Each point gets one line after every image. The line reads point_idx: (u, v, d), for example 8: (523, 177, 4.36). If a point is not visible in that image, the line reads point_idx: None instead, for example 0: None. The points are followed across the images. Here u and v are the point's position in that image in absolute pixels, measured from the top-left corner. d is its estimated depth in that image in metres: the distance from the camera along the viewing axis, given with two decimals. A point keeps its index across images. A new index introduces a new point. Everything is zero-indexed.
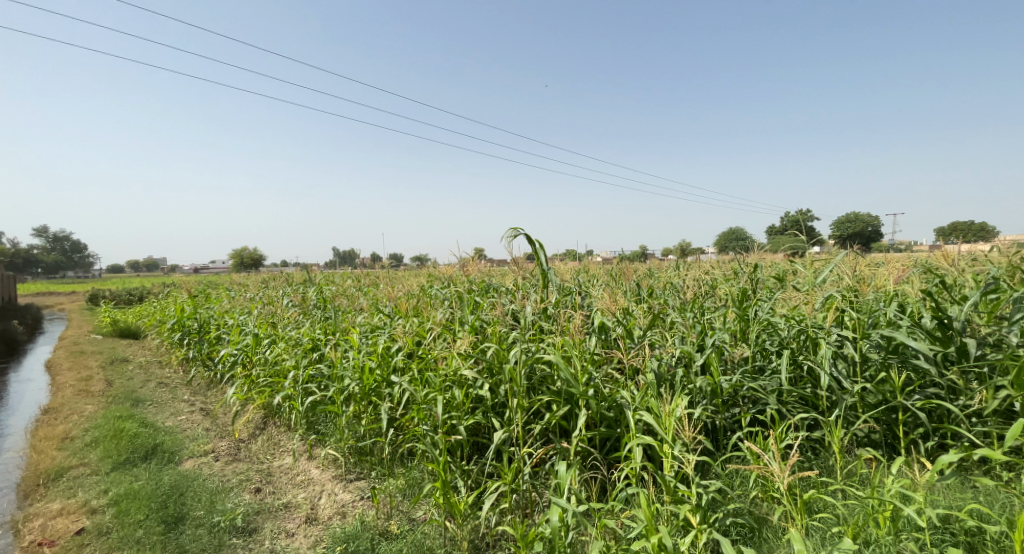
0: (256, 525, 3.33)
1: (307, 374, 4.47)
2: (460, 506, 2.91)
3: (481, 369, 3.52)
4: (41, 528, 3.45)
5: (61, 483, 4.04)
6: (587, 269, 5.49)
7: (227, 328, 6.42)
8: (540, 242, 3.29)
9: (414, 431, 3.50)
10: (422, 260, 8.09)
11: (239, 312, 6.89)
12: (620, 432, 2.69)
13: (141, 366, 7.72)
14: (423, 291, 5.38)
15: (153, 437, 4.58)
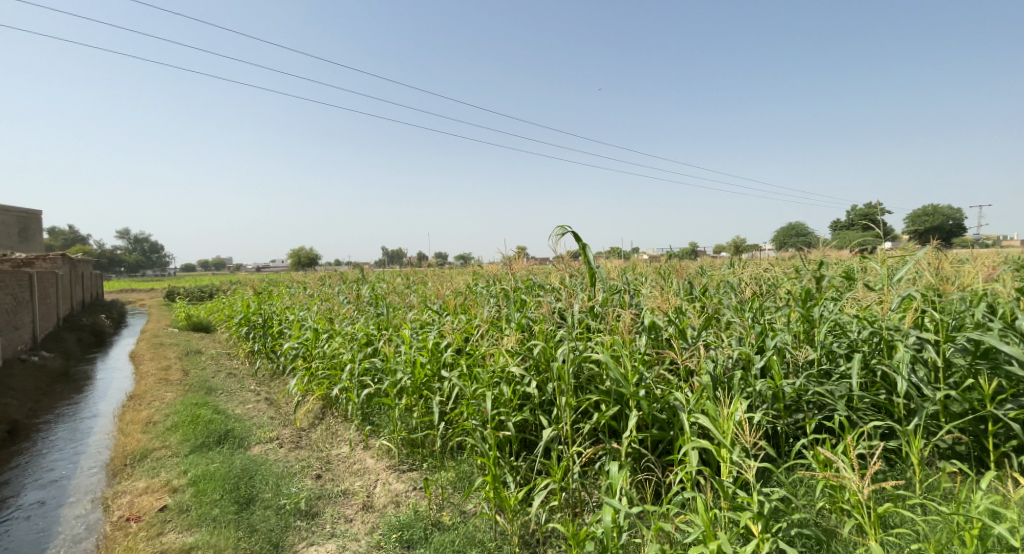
0: (318, 510, 3.48)
1: (362, 368, 4.63)
2: (510, 502, 2.93)
3: (528, 367, 3.51)
4: (129, 504, 3.75)
5: (145, 463, 4.37)
6: (635, 266, 5.38)
7: (288, 323, 6.75)
8: (587, 239, 3.24)
9: (464, 426, 3.55)
10: (467, 259, 8.18)
11: (298, 308, 7.23)
12: (673, 435, 2.63)
13: (212, 357, 8.24)
14: (469, 289, 5.44)
15: (224, 423, 4.88)
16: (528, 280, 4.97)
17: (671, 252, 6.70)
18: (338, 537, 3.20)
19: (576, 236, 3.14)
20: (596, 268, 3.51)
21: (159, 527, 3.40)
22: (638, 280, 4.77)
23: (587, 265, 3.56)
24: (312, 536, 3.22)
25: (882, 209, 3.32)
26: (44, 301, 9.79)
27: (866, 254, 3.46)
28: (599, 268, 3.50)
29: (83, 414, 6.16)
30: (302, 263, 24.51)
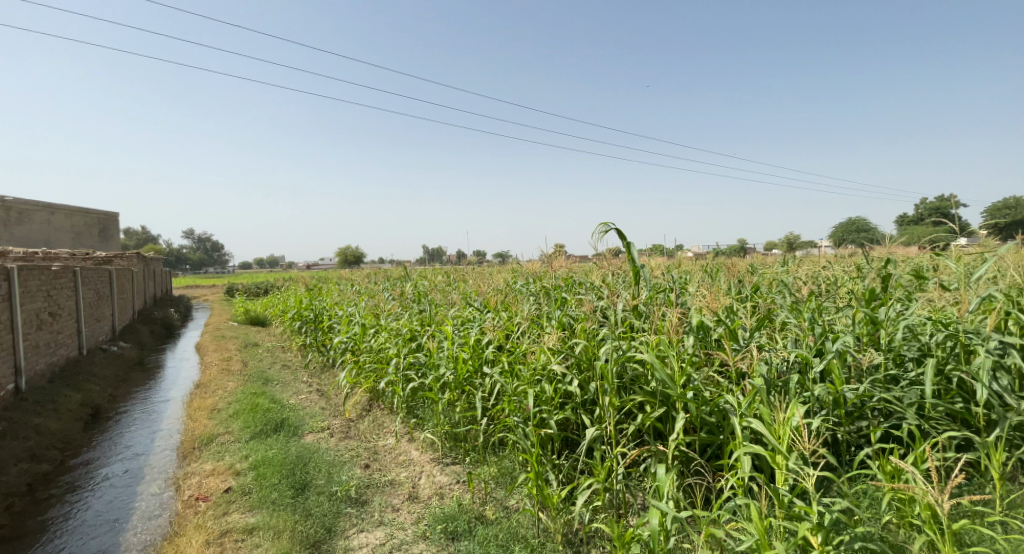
0: (367, 498, 3.57)
1: (407, 362, 4.72)
2: (553, 500, 2.91)
3: (570, 365, 3.47)
4: (197, 484, 3.97)
5: (210, 447, 4.61)
6: (681, 263, 5.24)
7: (337, 318, 6.97)
8: (631, 236, 3.17)
9: (505, 422, 3.56)
10: (506, 257, 8.18)
11: (347, 304, 7.44)
12: (723, 439, 2.53)
13: (268, 350, 8.62)
14: (509, 286, 5.44)
15: (281, 412, 5.08)
16: (570, 277, 4.92)
17: (719, 249, 6.49)
18: (386, 525, 3.27)
19: (620, 233, 3.07)
20: (641, 267, 3.43)
21: (224, 508, 3.58)
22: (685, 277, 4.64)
23: (631, 263, 3.49)
24: (361, 523, 3.31)
25: (955, 203, 3.08)
26: (122, 295, 10.53)
27: (937, 251, 3.22)
28: (644, 266, 3.42)
29: (154, 399, 6.57)
30: (349, 261, 25.27)
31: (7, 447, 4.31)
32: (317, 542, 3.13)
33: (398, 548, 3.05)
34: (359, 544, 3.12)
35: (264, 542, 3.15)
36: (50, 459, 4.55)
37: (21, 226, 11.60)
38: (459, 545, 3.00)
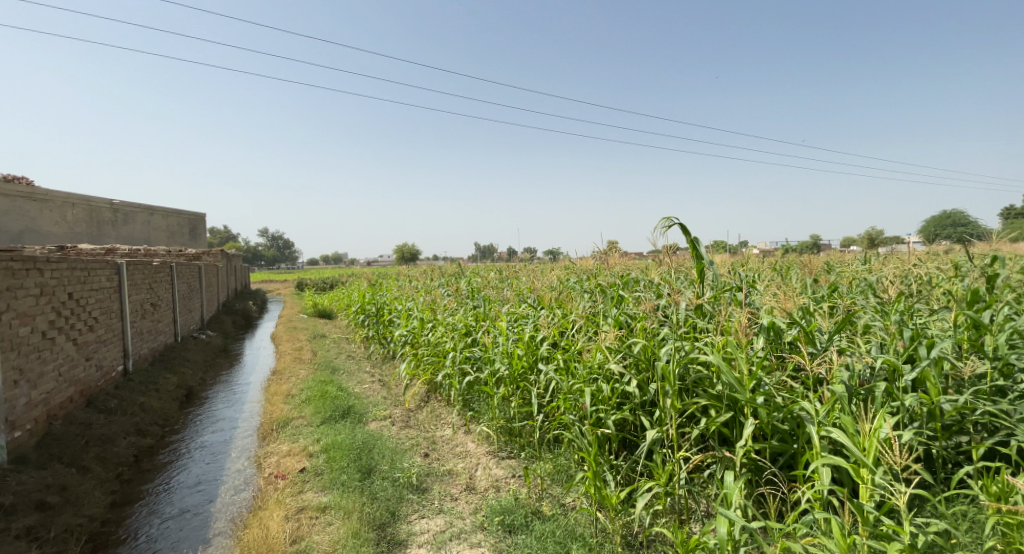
0: (427, 485, 3.65)
1: (463, 356, 4.79)
2: (612, 501, 2.85)
3: (628, 365, 3.38)
4: (276, 463, 4.21)
5: (286, 429, 4.88)
6: (747, 259, 4.99)
7: (396, 313, 7.18)
8: (695, 231, 3.03)
9: (561, 420, 3.53)
10: (558, 254, 8.10)
11: (406, 299, 7.65)
12: (796, 449, 2.39)
13: (335, 341, 9.02)
14: (564, 282, 5.38)
15: (347, 400, 5.30)
16: (627, 274, 4.80)
17: (788, 245, 6.14)
18: (446, 513, 3.33)
19: (683, 228, 2.95)
20: (707, 264, 3.28)
21: (299, 486, 3.78)
22: (751, 274, 4.42)
23: (695, 260, 3.35)
24: (422, 509, 3.39)
25: None
26: (208, 288, 11.34)
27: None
28: (711, 263, 3.27)
29: (235, 384, 7.01)
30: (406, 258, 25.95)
31: (117, 421, 4.73)
32: (382, 524, 3.23)
33: (457, 537, 3.10)
34: (421, 529, 3.19)
35: (335, 520, 3.29)
36: (153, 433, 4.95)
37: (125, 225, 12.69)
38: (517, 538, 3.00)
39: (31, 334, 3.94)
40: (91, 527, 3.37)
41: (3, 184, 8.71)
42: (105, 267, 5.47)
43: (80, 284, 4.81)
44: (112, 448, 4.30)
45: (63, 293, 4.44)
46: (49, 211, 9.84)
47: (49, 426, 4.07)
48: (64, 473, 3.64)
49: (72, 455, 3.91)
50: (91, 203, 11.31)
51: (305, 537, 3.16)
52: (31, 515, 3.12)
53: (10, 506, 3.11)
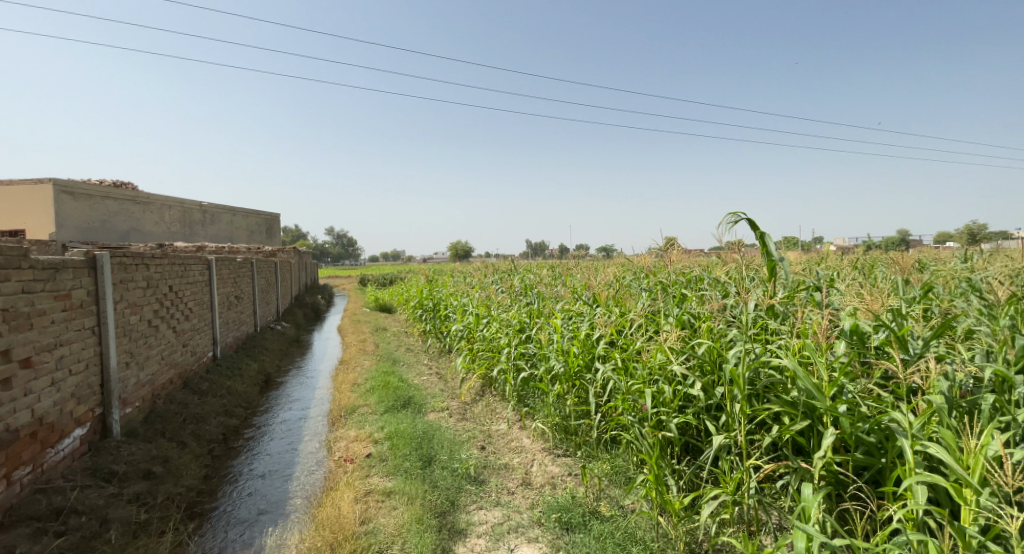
0: (484, 478, 3.69)
1: (518, 352, 4.80)
2: (674, 507, 2.76)
3: (692, 366, 3.25)
4: (345, 448, 4.40)
5: (352, 417, 5.08)
6: (819, 256, 4.68)
7: (452, 308, 7.30)
8: (764, 227, 2.85)
9: (618, 421, 3.46)
10: (611, 252, 7.92)
11: (461, 295, 7.77)
12: (885, 464, 2.21)
13: (394, 334, 9.31)
14: (620, 279, 5.26)
15: (407, 391, 5.45)
16: (687, 271, 4.62)
17: (865, 242, 5.70)
18: (503, 506, 3.35)
19: (751, 224, 2.78)
20: (778, 262, 3.08)
21: (366, 470, 3.92)
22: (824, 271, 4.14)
23: (766, 257, 3.15)
24: (480, 500, 3.43)
25: None
26: (282, 282, 12.03)
27: None
28: (782, 260, 3.06)
29: (305, 372, 7.39)
30: (460, 255, 26.31)
31: (207, 402, 5.09)
32: (442, 512, 3.30)
33: (515, 531, 3.11)
34: (480, 520, 3.23)
35: (399, 505, 3.39)
36: (238, 414, 5.29)
37: (212, 225, 13.68)
38: (575, 537, 2.97)
39: (140, 322, 4.32)
40: (189, 496, 3.61)
41: (114, 190, 9.66)
42: (198, 262, 5.91)
43: (177, 277, 5.22)
44: (204, 425, 4.63)
45: (164, 285, 4.84)
46: (150, 213, 10.79)
47: (153, 404, 4.45)
48: (165, 446, 3.96)
49: (171, 430, 4.24)
50: (185, 204, 12.29)
51: (372, 519, 3.28)
52: (139, 483, 3.39)
53: (122, 474, 3.40)
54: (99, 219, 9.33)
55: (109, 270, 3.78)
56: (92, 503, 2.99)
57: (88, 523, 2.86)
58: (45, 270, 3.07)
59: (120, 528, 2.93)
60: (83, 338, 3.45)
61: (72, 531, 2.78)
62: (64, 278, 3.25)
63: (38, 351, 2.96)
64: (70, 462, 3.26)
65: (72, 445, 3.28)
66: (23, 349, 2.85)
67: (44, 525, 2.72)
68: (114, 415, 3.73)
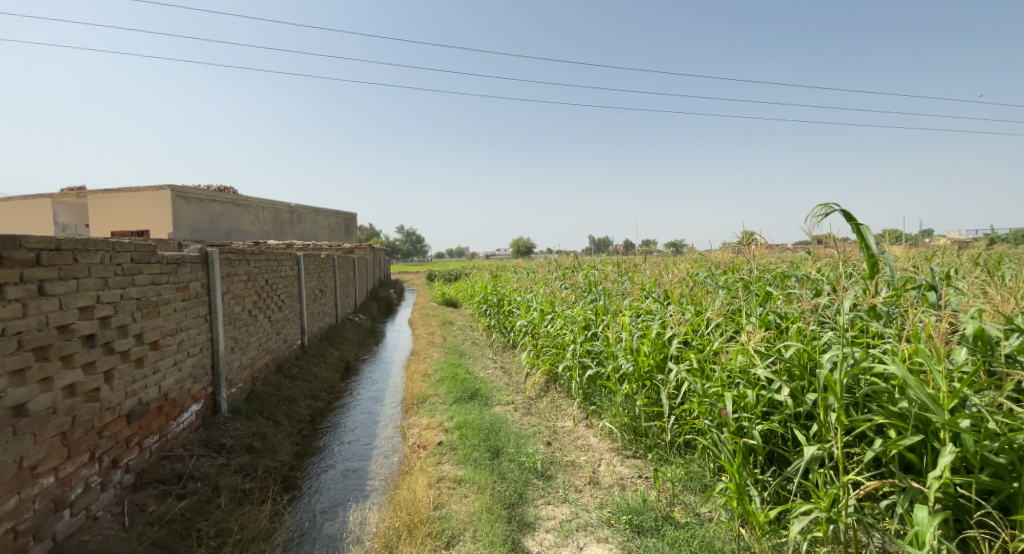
0: (552, 473, 3.68)
1: (584, 349, 4.73)
2: (758, 519, 2.62)
3: (778, 370, 3.04)
4: (417, 435, 4.56)
5: (423, 406, 5.24)
6: (922, 251, 4.22)
7: (517, 304, 7.34)
8: (864, 220, 2.60)
9: (694, 424, 3.32)
10: (682, 248, 7.59)
11: (526, 290, 7.79)
12: (1016, 489, 1.97)
13: (461, 327, 9.52)
14: (693, 276, 5.03)
15: (474, 383, 5.55)
16: (769, 267, 4.32)
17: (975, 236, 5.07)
18: (571, 503, 3.33)
19: (846, 215, 2.55)
20: (880, 258, 2.80)
21: (438, 458, 4.04)
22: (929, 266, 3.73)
23: (865, 252, 2.88)
24: (547, 495, 3.42)
25: None
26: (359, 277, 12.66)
27: None
28: (885, 255, 2.77)
29: (380, 361, 7.71)
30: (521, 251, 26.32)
31: (296, 386, 5.45)
32: (511, 503, 3.33)
33: (584, 529, 3.08)
34: (547, 515, 3.22)
35: (470, 493, 3.46)
36: (323, 398, 5.62)
37: (298, 225, 14.68)
38: (647, 541, 2.89)
39: (242, 311, 4.71)
40: (284, 469, 3.88)
41: (219, 193, 10.59)
42: (288, 257, 6.33)
43: (272, 272, 5.62)
44: (295, 407, 4.97)
45: (261, 279, 5.24)
46: (248, 215, 11.73)
47: (250, 386, 4.83)
48: (263, 425, 4.29)
49: (267, 410, 4.59)
50: (276, 206, 13.24)
51: (445, 504, 3.37)
52: (243, 456, 3.69)
53: (229, 447, 3.73)
54: (207, 219, 10.27)
55: (218, 264, 4.14)
56: (206, 471, 3.30)
57: (202, 488, 3.15)
58: (169, 263, 3.41)
59: (229, 494, 3.20)
60: (198, 325, 3.82)
61: (190, 494, 3.08)
62: (183, 272, 3.60)
63: (163, 335, 3.29)
64: (188, 433, 3.61)
65: (189, 419, 3.64)
66: (152, 332, 3.18)
67: (168, 488, 3.04)
68: (221, 394, 4.10)
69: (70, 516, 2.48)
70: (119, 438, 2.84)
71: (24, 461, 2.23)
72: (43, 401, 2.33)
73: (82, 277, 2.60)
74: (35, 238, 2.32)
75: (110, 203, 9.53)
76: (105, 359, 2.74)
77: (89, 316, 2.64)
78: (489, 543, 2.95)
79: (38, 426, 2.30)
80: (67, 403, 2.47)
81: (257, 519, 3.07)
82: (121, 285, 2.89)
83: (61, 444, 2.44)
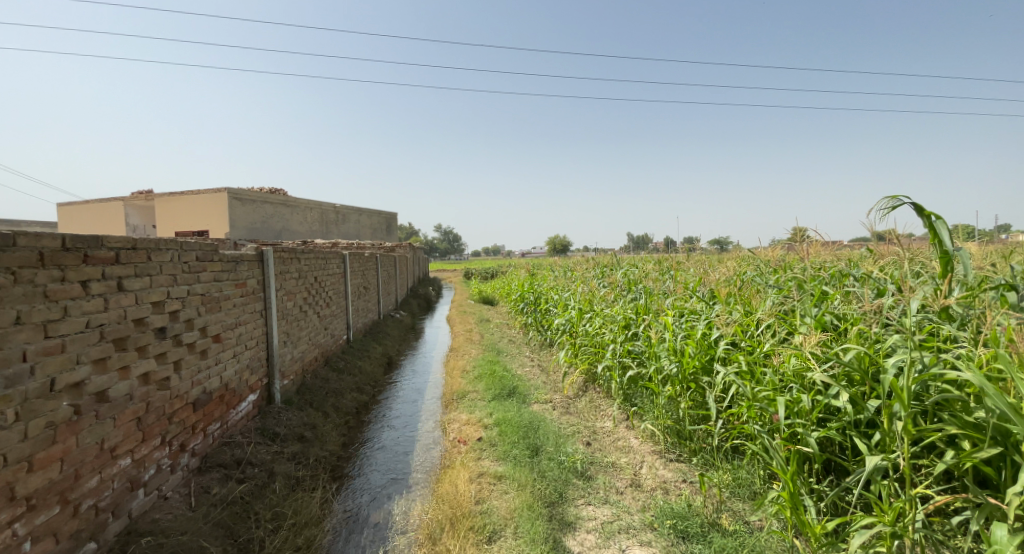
0: (592, 474, 3.64)
1: (625, 349, 4.66)
2: (815, 531, 2.51)
3: (836, 375, 2.89)
4: (457, 430, 4.61)
5: (463, 401, 5.30)
6: (993, 248, 3.92)
7: (554, 302, 7.30)
8: (939, 215, 2.44)
9: (743, 429, 3.21)
10: (726, 245, 7.35)
11: (564, 288, 7.74)
12: None
13: (497, 325, 9.56)
14: (740, 274, 4.86)
15: (512, 381, 5.57)
16: (822, 265, 4.12)
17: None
18: (612, 505, 3.29)
19: (917, 208, 2.41)
20: (956, 255, 2.62)
21: (478, 453, 4.08)
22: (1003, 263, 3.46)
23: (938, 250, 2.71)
24: (588, 496, 3.39)
25: None
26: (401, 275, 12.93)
27: None
28: (960, 252, 2.60)
29: (421, 357, 7.85)
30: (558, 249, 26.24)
31: (342, 379, 5.62)
32: (551, 502, 3.31)
33: (626, 532, 3.04)
34: (588, 516, 3.20)
35: (510, 490, 3.48)
36: (367, 392, 5.77)
37: (343, 225, 15.13)
38: (692, 547, 2.82)
39: (293, 307, 4.90)
40: (332, 459, 4.02)
41: (271, 195, 11.04)
42: (335, 256, 6.51)
43: (320, 269, 5.80)
44: (342, 400, 5.12)
45: (310, 276, 5.43)
46: (297, 215, 12.18)
47: (301, 378, 5.02)
48: (314, 416, 4.45)
49: (316, 402, 4.75)
50: (322, 206, 13.69)
51: (486, 500, 3.39)
52: (295, 444, 3.84)
53: (283, 436, 3.89)
54: (260, 219, 10.74)
55: (272, 262, 4.31)
56: (262, 458, 3.46)
57: (259, 474, 3.30)
58: (229, 261, 3.59)
59: (283, 481, 3.33)
60: (255, 319, 3.99)
61: (249, 479, 3.23)
62: (242, 269, 3.78)
63: (224, 328, 3.47)
64: (245, 422, 3.79)
65: (247, 409, 3.82)
66: (215, 326, 3.35)
67: (229, 472, 3.21)
68: (275, 385, 4.28)
69: (143, 495, 2.65)
70: (186, 424, 3.02)
71: (105, 443, 2.40)
72: (122, 387, 2.49)
73: (155, 274, 2.76)
74: (114, 239, 2.49)
75: (172, 205, 10.11)
76: (175, 350, 2.91)
77: (161, 310, 2.81)
78: (531, 541, 2.95)
79: (117, 411, 2.47)
80: (142, 390, 2.64)
81: (309, 505, 3.18)
82: (187, 282, 3.06)
83: (137, 428, 2.61)
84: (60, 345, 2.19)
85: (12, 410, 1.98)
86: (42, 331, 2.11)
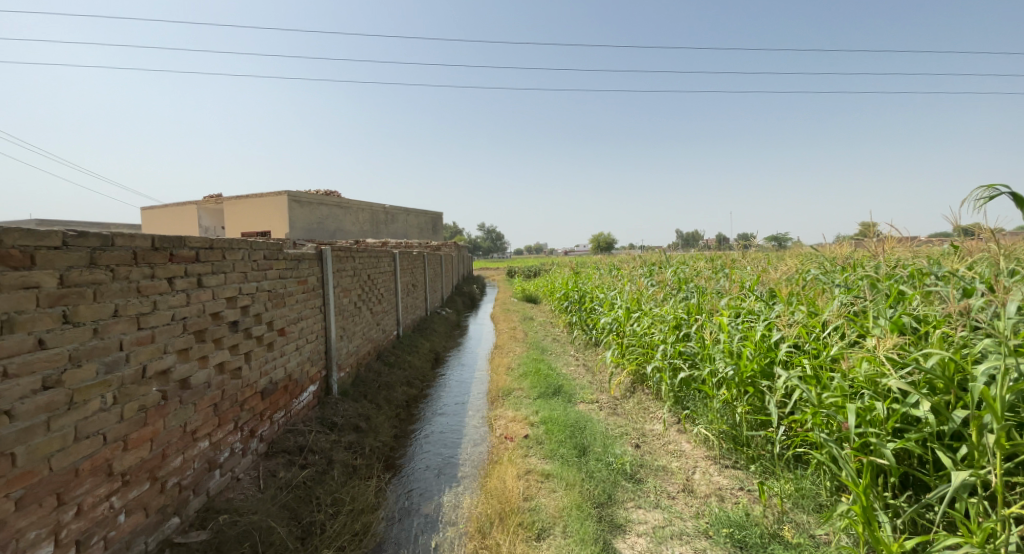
0: (642, 477, 3.62)
1: (675, 350, 4.58)
2: (891, 548, 2.39)
3: (916, 382, 2.74)
4: (504, 426, 4.69)
5: (508, 399, 5.38)
6: None
7: (599, 302, 7.24)
8: None
9: (808, 438, 3.10)
10: (784, 242, 7.02)
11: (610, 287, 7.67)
12: None
13: (542, 324, 9.57)
14: (801, 272, 4.66)
15: (558, 380, 5.58)
16: (896, 263, 3.88)
17: None
18: (663, 509, 3.27)
19: (1016, 198, 2.26)
20: None
21: (524, 450, 4.13)
22: None
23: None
24: (638, 499, 3.38)
25: None
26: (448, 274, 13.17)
27: None
28: None
29: (467, 354, 7.98)
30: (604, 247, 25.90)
31: (394, 373, 5.81)
32: (601, 503, 3.32)
33: (679, 538, 3.01)
34: (638, 519, 3.18)
35: (559, 489, 3.51)
36: (417, 386, 5.93)
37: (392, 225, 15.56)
38: None
39: (348, 304, 5.10)
40: (385, 449, 4.18)
41: (326, 197, 11.50)
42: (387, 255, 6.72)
43: (373, 268, 6.00)
44: (394, 393, 5.31)
45: (364, 274, 5.64)
46: (349, 216, 12.63)
47: (355, 372, 5.23)
48: (368, 408, 4.64)
49: (370, 395, 4.95)
50: (372, 207, 14.13)
51: (535, 497, 3.44)
52: (351, 434, 4.03)
53: (340, 425, 4.08)
54: (316, 221, 11.22)
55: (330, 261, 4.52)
56: (321, 445, 3.65)
57: (319, 460, 3.48)
58: (292, 260, 3.80)
59: (341, 468, 3.51)
60: (314, 314, 4.21)
61: (311, 465, 3.42)
62: (303, 267, 4.00)
63: (288, 323, 3.69)
64: (306, 411, 4.01)
65: (308, 399, 4.03)
66: (280, 320, 3.56)
67: (292, 458, 3.41)
68: (333, 377, 4.49)
69: (219, 475, 2.87)
70: (255, 411, 3.23)
71: (187, 426, 2.61)
72: (201, 376, 2.71)
73: (228, 272, 2.98)
74: (194, 239, 2.71)
75: (237, 208, 10.73)
76: (245, 342, 3.13)
77: (234, 305, 3.02)
78: (580, 541, 2.97)
79: (197, 397, 2.69)
80: (218, 378, 2.85)
81: (365, 492, 3.33)
82: (256, 278, 3.28)
83: (214, 413, 2.83)
84: (150, 336, 2.40)
85: (110, 394, 2.20)
86: (135, 323, 2.33)
